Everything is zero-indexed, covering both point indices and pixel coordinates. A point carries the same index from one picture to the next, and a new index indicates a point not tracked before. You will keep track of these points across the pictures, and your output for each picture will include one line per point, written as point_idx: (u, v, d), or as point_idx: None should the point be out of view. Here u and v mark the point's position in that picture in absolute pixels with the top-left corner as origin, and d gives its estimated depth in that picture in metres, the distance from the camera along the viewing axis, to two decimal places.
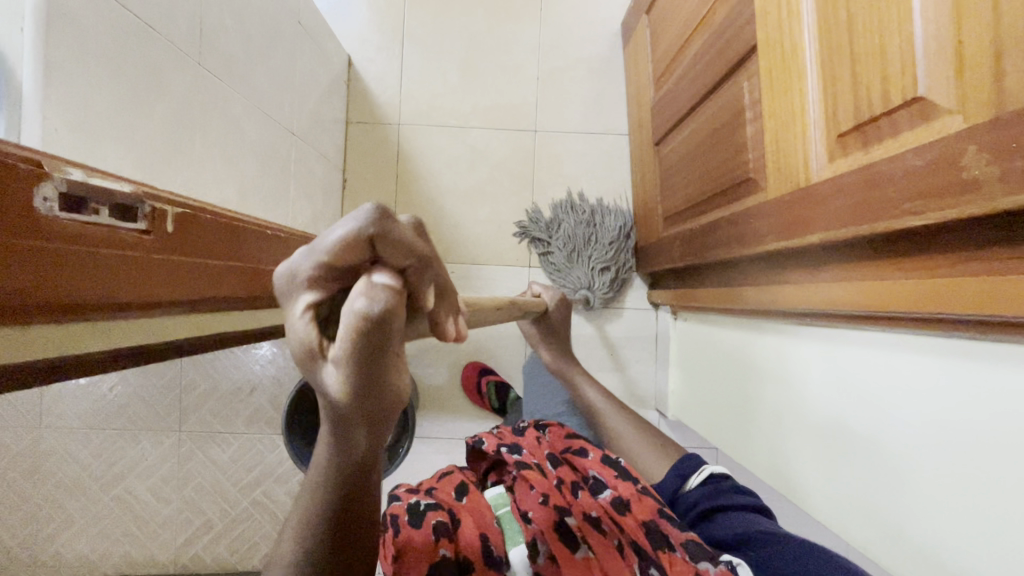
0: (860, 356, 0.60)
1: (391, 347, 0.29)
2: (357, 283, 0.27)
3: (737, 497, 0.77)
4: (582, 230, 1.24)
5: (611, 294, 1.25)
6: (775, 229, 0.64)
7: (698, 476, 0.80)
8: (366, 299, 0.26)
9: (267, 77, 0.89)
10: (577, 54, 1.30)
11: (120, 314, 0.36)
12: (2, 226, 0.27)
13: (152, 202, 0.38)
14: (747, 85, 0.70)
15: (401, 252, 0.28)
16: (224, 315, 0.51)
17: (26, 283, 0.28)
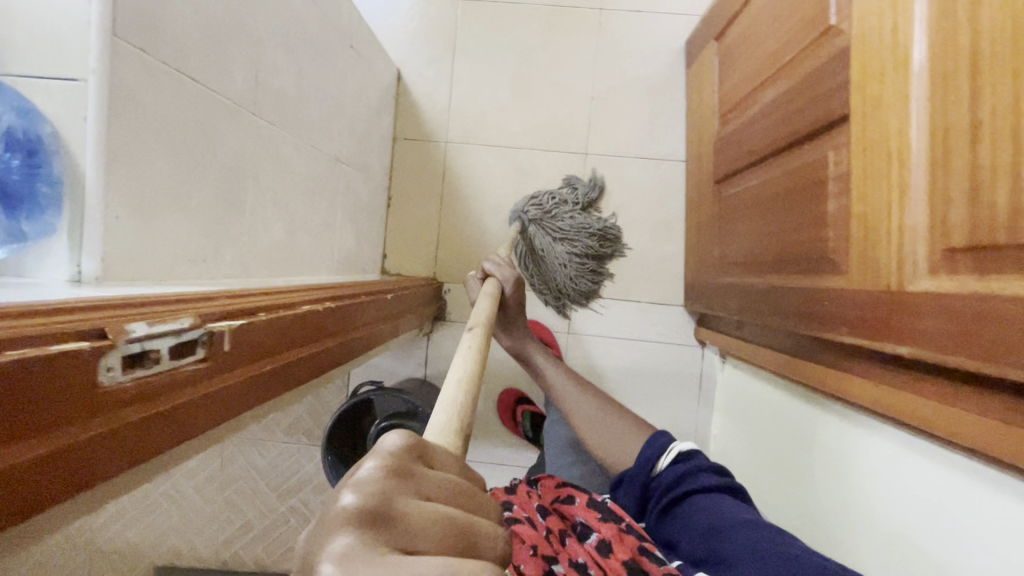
0: (935, 470, 0.55)
1: None
2: None
3: (705, 479, 0.74)
4: (580, 237, 1.18)
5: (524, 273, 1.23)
6: (855, 322, 0.59)
7: (668, 456, 0.78)
8: None
9: (320, 110, 0.88)
10: (636, 73, 1.23)
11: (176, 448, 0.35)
12: (64, 417, 0.26)
13: (209, 327, 0.37)
14: (833, 155, 0.63)
15: None
16: (277, 402, 0.51)
17: (85, 460, 0.28)
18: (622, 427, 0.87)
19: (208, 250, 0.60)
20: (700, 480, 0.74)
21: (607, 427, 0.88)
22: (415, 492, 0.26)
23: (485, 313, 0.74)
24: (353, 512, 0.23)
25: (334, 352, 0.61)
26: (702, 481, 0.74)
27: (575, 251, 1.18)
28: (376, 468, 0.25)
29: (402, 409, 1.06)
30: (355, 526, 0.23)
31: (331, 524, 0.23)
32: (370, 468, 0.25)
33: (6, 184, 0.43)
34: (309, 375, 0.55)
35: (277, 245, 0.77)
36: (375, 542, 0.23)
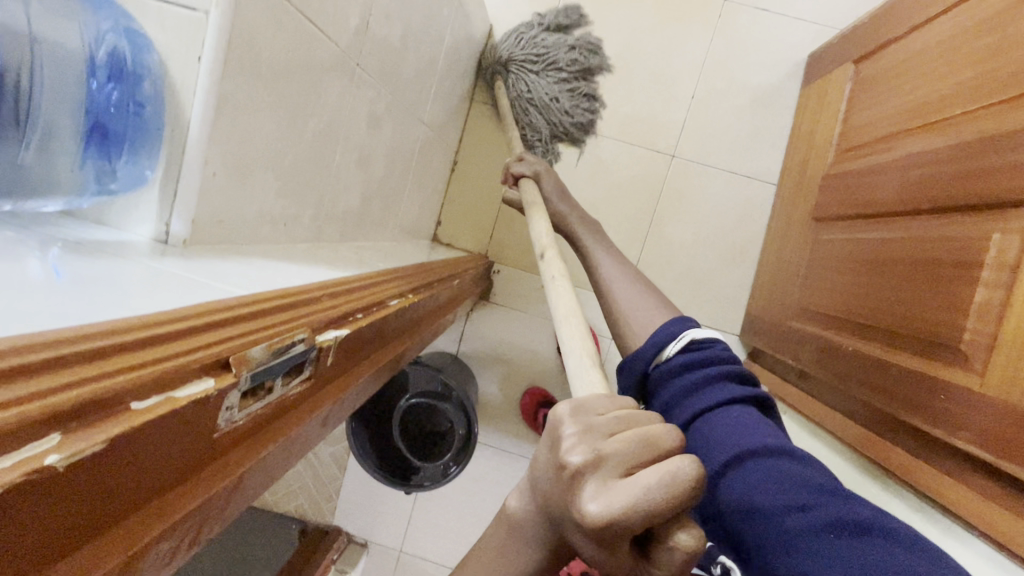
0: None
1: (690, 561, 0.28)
2: (689, 536, 0.26)
3: (721, 387, 0.58)
4: (563, 63, 1.09)
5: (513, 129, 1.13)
6: (979, 431, 0.53)
7: (677, 344, 0.63)
8: (694, 537, 0.26)
9: (416, 66, 0.80)
10: (746, 79, 1.13)
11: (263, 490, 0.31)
12: (170, 478, 0.21)
13: (320, 342, 0.32)
14: (997, 239, 0.56)
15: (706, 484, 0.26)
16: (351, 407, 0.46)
17: (190, 527, 0.23)
18: (652, 301, 0.73)
19: (291, 213, 0.55)
20: (713, 386, 0.58)
21: (634, 296, 0.75)
22: (598, 419, 0.29)
23: (547, 233, 0.71)
24: (583, 466, 0.26)
25: (404, 355, 0.56)
26: (717, 390, 0.58)
27: (563, 78, 1.10)
28: (573, 421, 0.29)
29: (436, 389, 1.02)
30: (589, 476, 0.26)
31: (571, 485, 0.26)
32: (571, 429, 0.28)
33: (103, 118, 0.37)
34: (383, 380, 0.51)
35: (352, 208, 0.71)
36: (610, 476, 0.26)
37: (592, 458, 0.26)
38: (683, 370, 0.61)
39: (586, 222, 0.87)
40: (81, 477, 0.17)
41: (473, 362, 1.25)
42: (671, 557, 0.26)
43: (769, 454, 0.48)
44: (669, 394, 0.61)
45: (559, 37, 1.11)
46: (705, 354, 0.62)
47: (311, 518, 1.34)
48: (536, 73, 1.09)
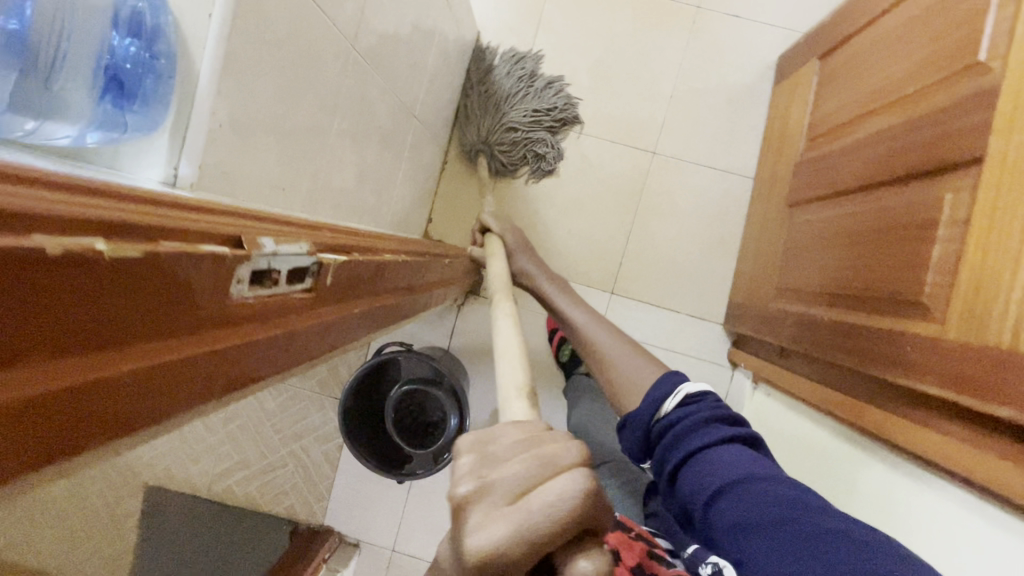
0: (1002, 547, 0.52)
1: None
2: (584, 563, 0.25)
3: (716, 428, 0.59)
4: (513, 87, 1.17)
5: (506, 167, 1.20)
6: (943, 374, 0.57)
7: (674, 399, 0.63)
8: (590, 562, 0.25)
9: (408, 59, 0.84)
10: (722, 80, 1.19)
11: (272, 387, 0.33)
12: (195, 324, 0.23)
13: (320, 257, 0.35)
14: (951, 198, 0.60)
15: (601, 506, 0.26)
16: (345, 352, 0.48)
17: (205, 386, 0.24)
18: (638, 359, 0.77)
19: (289, 181, 0.58)
20: (708, 427, 0.59)
21: (620, 355, 0.79)
22: (496, 447, 0.28)
23: (504, 288, 0.74)
24: (470, 495, 0.25)
25: (398, 310, 0.59)
26: (713, 429, 0.59)
27: (522, 94, 1.17)
28: (470, 452, 0.28)
29: (428, 375, 1.05)
30: (474, 506, 0.25)
31: (457, 517, 0.25)
32: (466, 459, 0.27)
33: (119, 69, 0.40)
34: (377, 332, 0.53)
35: (347, 188, 0.74)
36: (496, 505, 0.25)
37: (479, 487, 0.26)
38: (680, 415, 0.62)
39: (556, 283, 0.95)
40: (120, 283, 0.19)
41: (465, 356, 1.26)
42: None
43: (765, 483, 0.51)
44: (670, 446, 0.60)
45: (494, 77, 1.19)
46: (699, 402, 0.63)
47: (302, 518, 1.33)
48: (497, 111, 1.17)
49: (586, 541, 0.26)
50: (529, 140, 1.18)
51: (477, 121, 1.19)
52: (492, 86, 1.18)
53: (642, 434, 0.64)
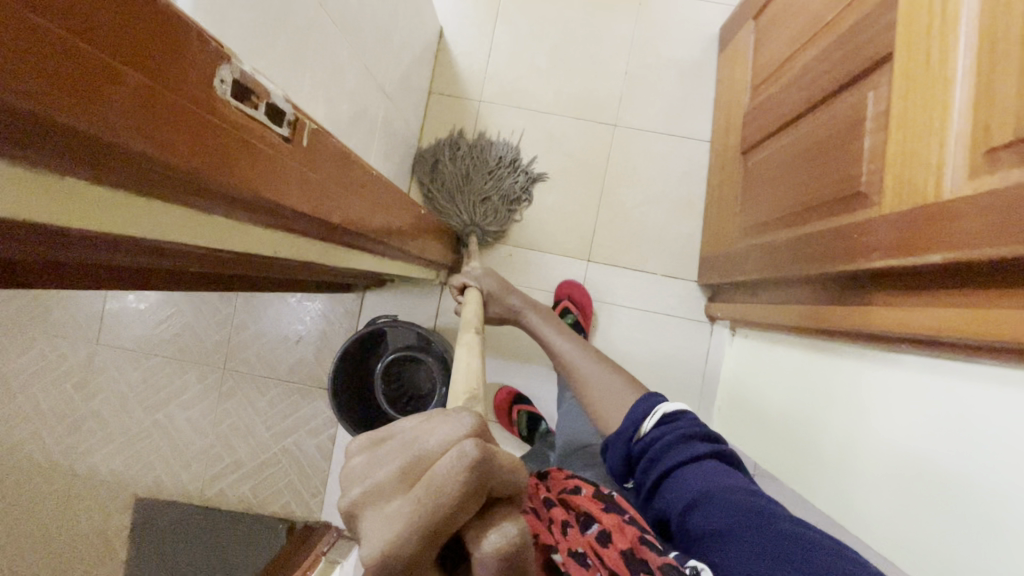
0: (957, 384, 0.58)
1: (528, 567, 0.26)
2: (491, 537, 0.25)
3: (690, 445, 0.68)
4: (464, 160, 1.26)
5: (489, 226, 1.24)
6: (884, 246, 0.61)
7: (651, 419, 0.72)
8: (497, 536, 0.25)
9: (374, 33, 0.90)
10: (670, 54, 1.28)
11: (242, 211, 0.36)
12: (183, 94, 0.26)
13: (295, 111, 0.38)
14: (873, 95, 0.66)
15: (506, 477, 0.26)
16: (306, 241, 0.52)
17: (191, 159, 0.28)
18: (621, 385, 0.84)
19: None
20: (685, 443, 0.68)
21: (604, 386, 0.85)
22: (387, 442, 0.27)
23: (479, 319, 0.78)
24: (359, 501, 0.25)
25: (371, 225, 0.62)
26: (690, 446, 0.68)
27: (476, 160, 1.26)
28: (362, 450, 0.28)
29: (412, 342, 1.08)
30: (365, 510, 0.25)
31: (354, 523, 0.25)
32: (359, 459, 0.27)
33: None
34: (347, 233, 0.57)
35: None
36: (386, 501, 0.25)
37: (368, 489, 0.25)
38: (659, 434, 0.70)
39: (539, 311, 1.01)
40: (145, 26, 0.24)
41: (451, 335, 1.29)
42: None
43: (735, 491, 0.60)
44: (651, 461, 0.69)
45: (443, 157, 1.26)
46: (675, 421, 0.71)
47: (299, 516, 1.31)
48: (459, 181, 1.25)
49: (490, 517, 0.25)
50: (499, 193, 1.25)
51: (444, 206, 1.24)
52: (446, 166, 1.26)
53: (625, 453, 0.74)
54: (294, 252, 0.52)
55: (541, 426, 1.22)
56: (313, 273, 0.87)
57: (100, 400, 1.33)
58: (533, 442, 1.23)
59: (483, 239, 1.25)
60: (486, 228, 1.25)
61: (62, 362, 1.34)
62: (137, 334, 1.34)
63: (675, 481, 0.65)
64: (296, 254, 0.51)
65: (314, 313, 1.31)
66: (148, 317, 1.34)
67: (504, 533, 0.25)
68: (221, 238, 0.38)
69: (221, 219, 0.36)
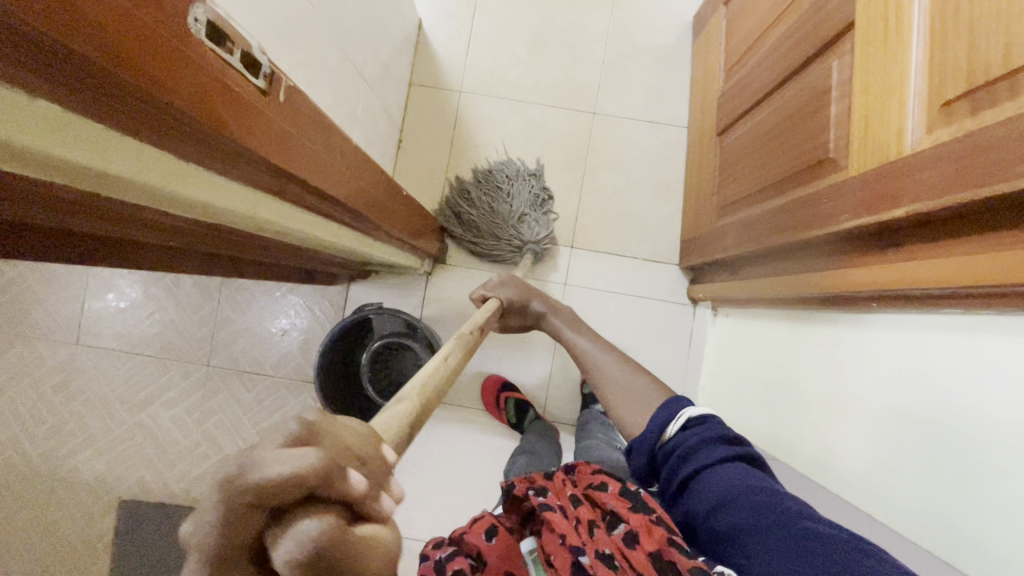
0: (926, 338, 0.61)
1: (363, 561, 0.22)
2: (283, 548, 0.21)
3: (717, 447, 0.62)
4: (478, 193, 1.23)
5: (540, 238, 1.21)
6: (851, 207, 0.64)
7: (677, 423, 0.67)
8: (288, 545, 0.21)
9: (353, 18, 0.90)
10: (646, 43, 1.31)
11: (219, 160, 0.37)
12: (163, 28, 0.28)
13: (272, 66, 0.39)
14: (837, 65, 0.68)
15: (283, 480, 0.22)
16: (277, 206, 0.52)
17: (170, 93, 0.29)
18: (643, 383, 0.79)
19: None
20: (709, 445, 0.63)
21: (624, 386, 0.80)
22: None
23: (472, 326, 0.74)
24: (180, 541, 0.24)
25: (352, 196, 0.63)
26: (714, 449, 0.62)
27: (490, 188, 1.23)
28: None
29: (400, 329, 1.07)
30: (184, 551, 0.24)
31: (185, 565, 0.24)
32: None
33: None
34: (332, 203, 0.58)
35: None
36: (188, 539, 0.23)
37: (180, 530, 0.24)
38: (684, 437, 0.65)
39: (563, 315, 0.98)
40: None
41: (437, 325, 1.29)
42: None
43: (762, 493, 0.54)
44: (674, 465, 0.64)
45: (459, 204, 1.24)
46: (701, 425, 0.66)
47: None
48: (486, 214, 1.21)
49: (279, 530, 0.22)
50: (527, 206, 1.21)
51: (490, 244, 1.22)
52: (470, 211, 1.22)
53: (649, 458, 0.68)
54: (275, 216, 0.53)
55: (529, 412, 1.22)
56: (296, 257, 0.87)
57: (80, 401, 1.30)
58: (522, 429, 1.23)
59: (537, 253, 1.23)
60: (535, 242, 1.21)
61: (39, 364, 1.31)
62: (118, 333, 1.32)
63: (699, 483, 0.60)
64: (268, 216, 0.51)
65: (300, 308, 1.31)
66: (129, 315, 1.32)
67: (289, 545, 0.21)
68: (194, 189, 0.39)
69: (198, 169, 0.37)
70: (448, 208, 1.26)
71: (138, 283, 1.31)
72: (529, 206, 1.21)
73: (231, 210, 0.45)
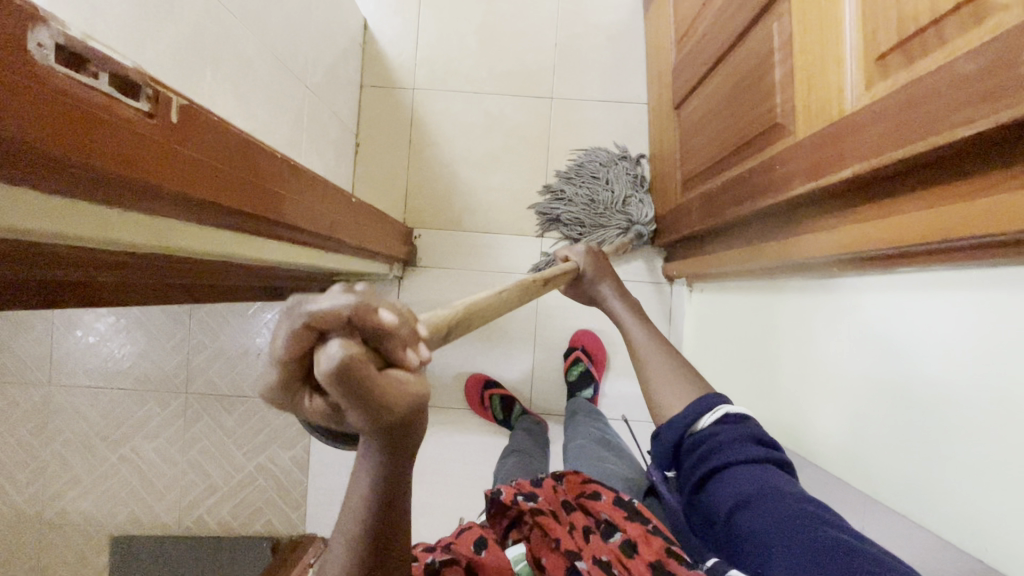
0: (886, 300, 0.59)
1: (380, 380, 0.25)
2: (320, 363, 0.24)
3: (745, 447, 0.59)
4: (575, 185, 1.23)
5: (650, 222, 1.20)
6: (802, 172, 0.62)
7: (712, 416, 0.63)
8: (324, 364, 0.23)
9: (286, 23, 0.87)
10: (598, 22, 1.28)
11: (103, 190, 0.35)
12: (3, 63, 0.26)
13: (155, 86, 0.37)
14: (777, 26, 0.66)
15: (330, 314, 0.24)
16: (202, 233, 0.49)
17: (15, 128, 0.27)
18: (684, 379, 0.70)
19: None
20: (743, 445, 0.59)
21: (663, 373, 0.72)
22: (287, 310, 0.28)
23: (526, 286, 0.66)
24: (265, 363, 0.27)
25: (285, 208, 0.61)
26: (742, 450, 0.59)
27: (586, 179, 1.23)
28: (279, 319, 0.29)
29: None
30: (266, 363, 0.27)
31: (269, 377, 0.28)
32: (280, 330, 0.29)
33: None
34: (260, 219, 0.56)
35: None
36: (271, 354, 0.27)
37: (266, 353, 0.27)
38: (717, 431, 0.61)
39: (625, 300, 0.88)
40: None
41: None
42: (315, 401, 0.26)
43: (783, 501, 0.52)
44: (698, 462, 0.61)
45: (560, 201, 1.24)
46: (738, 422, 0.62)
47: (282, 532, 1.30)
48: (589, 203, 1.21)
49: (320, 346, 0.24)
50: (627, 190, 1.21)
51: (599, 233, 1.19)
52: (573, 206, 1.22)
53: (672, 445, 0.65)
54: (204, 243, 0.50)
55: (515, 408, 1.21)
56: (254, 278, 0.84)
57: (60, 442, 1.28)
58: (509, 424, 1.21)
59: (644, 235, 1.20)
60: (645, 224, 1.20)
61: (13, 409, 1.28)
62: (90, 370, 1.29)
63: (720, 484, 0.58)
64: (201, 244, 0.49)
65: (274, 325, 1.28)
66: (99, 350, 1.28)
67: (324, 360, 0.23)
68: (97, 226, 0.37)
69: (88, 204, 0.35)
70: (547, 202, 1.25)
71: (106, 316, 1.28)
72: (628, 194, 1.21)
73: (145, 244, 0.42)
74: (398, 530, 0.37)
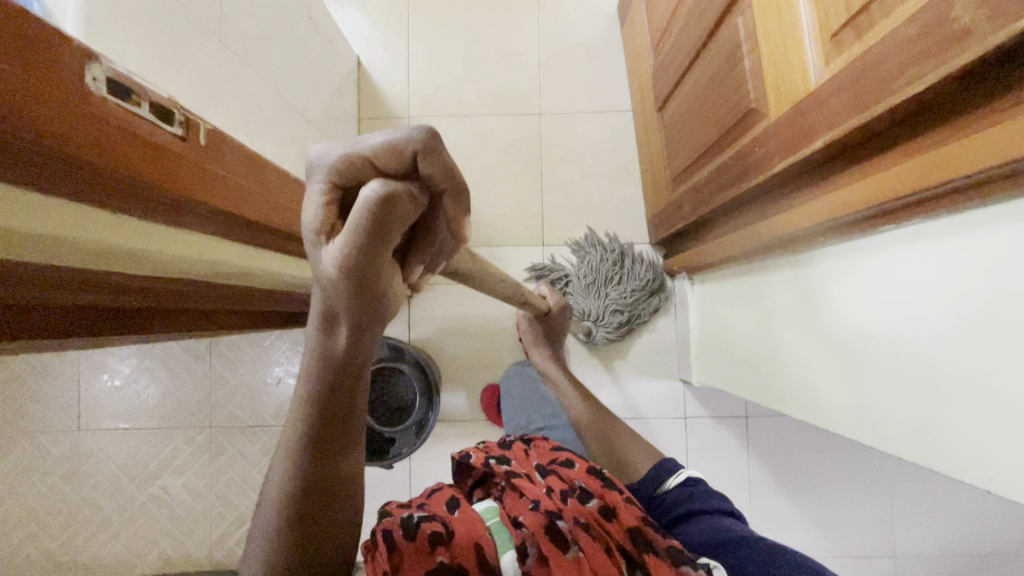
0: (867, 259, 0.62)
1: (379, 242, 0.34)
2: (368, 186, 0.32)
3: (706, 499, 0.76)
4: (608, 261, 1.26)
5: (615, 338, 1.25)
6: (778, 149, 0.66)
7: (676, 478, 0.81)
8: (374, 188, 0.32)
9: (286, 64, 0.93)
10: (578, 39, 1.35)
11: (151, 206, 0.40)
12: (73, 96, 0.31)
13: (185, 113, 0.42)
14: (741, 20, 0.71)
15: (435, 164, 0.34)
16: (237, 252, 0.54)
17: (88, 152, 0.32)
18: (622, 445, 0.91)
19: None
20: (706, 496, 0.76)
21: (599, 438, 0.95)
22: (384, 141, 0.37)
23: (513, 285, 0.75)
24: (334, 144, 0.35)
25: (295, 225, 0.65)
26: (704, 499, 0.75)
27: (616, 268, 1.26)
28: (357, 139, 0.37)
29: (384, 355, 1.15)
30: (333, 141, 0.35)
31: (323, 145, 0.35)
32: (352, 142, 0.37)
33: None
34: (276, 235, 0.61)
35: None
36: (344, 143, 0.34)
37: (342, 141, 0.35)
38: (681, 488, 0.79)
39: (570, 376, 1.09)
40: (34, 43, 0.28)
41: (426, 345, 1.30)
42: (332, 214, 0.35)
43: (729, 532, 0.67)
44: (670, 509, 0.76)
45: (593, 254, 1.27)
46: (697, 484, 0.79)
47: None
48: (597, 282, 1.25)
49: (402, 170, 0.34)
50: (633, 308, 1.24)
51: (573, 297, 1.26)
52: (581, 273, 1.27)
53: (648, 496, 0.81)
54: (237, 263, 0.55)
55: None
56: (272, 303, 0.89)
57: (90, 486, 1.31)
58: None
59: (593, 337, 1.25)
60: (607, 336, 1.24)
61: (43, 457, 1.31)
62: (115, 411, 1.32)
63: (687, 524, 0.72)
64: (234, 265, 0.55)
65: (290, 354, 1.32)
66: (123, 392, 1.32)
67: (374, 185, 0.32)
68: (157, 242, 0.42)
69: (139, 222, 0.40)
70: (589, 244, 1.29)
71: (129, 358, 1.32)
72: (623, 310, 1.24)
73: (194, 269, 0.48)
74: (340, 415, 0.45)
